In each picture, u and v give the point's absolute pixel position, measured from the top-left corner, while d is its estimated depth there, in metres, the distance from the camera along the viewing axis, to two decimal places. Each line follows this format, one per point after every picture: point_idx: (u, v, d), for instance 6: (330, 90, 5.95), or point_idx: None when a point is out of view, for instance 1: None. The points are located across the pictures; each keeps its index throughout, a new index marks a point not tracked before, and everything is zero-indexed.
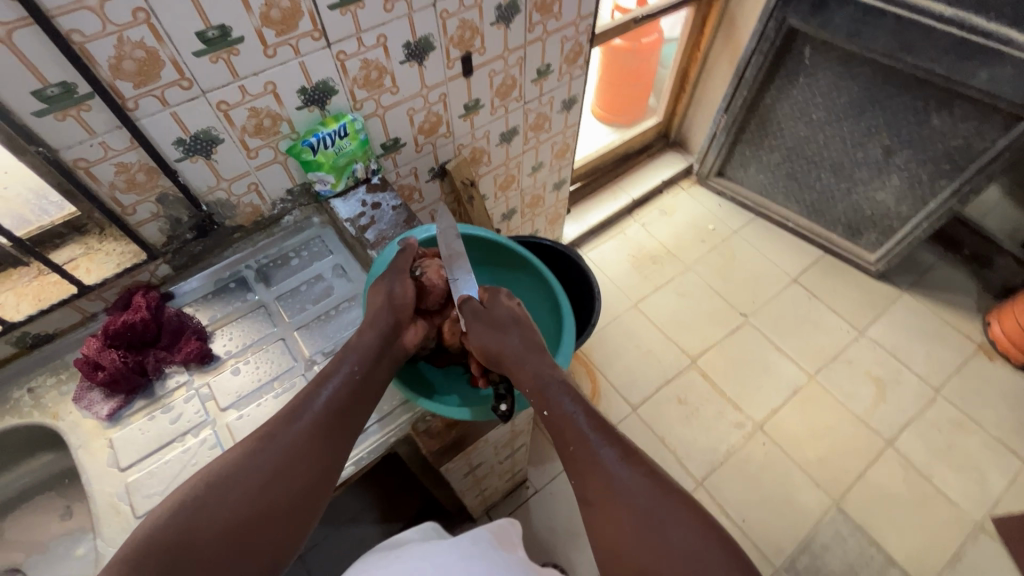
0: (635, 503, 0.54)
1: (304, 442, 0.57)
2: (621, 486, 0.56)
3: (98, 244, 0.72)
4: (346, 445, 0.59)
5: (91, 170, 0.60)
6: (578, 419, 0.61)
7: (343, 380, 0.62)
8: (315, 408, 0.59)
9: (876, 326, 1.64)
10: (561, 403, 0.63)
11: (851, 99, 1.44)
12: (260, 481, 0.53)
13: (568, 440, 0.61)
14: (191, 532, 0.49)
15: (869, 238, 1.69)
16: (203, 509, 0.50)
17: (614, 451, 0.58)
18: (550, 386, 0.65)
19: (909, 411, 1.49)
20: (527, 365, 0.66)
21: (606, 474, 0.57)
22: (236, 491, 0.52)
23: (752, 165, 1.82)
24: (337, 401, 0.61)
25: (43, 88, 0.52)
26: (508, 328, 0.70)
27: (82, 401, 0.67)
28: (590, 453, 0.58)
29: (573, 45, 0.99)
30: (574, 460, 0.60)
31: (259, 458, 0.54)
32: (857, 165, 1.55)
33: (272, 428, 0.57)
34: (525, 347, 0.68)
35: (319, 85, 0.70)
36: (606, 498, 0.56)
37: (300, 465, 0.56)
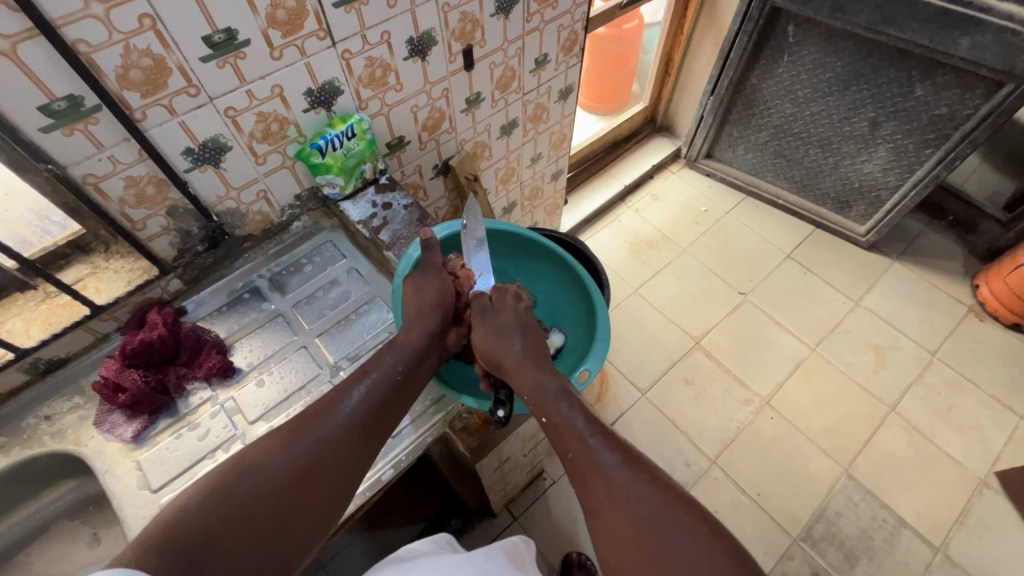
0: (638, 511, 0.52)
1: (339, 438, 0.56)
2: (622, 493, 0.53)
3: (105, 262, 0.70)
4: (375, 444, 0.59)
5: (100, 186, 0.58)
6: (577, 424, 0.60)
7: (380, 377, 0.62)
8: (352, 405, 0.59)
9: (870, 296, 1.68)
10: (559, 410, 0.62)
11: (836, 74, 1.46)
12: (292, 476, 0.52)
13: (567, 448, 0.59)
14: (221, 519, 0.47)
15: (858, 210, 1.72)
16: (236, 497, 0.49)
17: (615, 456, 0.56)
18: (548, 393, 0.64)
19: (908, 376, 1.53)
20: (526, 374, 0.66)
21: (606, 481, 0.55)
22: (269, 482, 0.51)
23: (740, 145, 1.84)
24: (374, 399, 0.60)
25: (49, 103, 0.50)
26: (511, 335, 0.72)
27: (104, 424, 0.65)
28: (589, 458, 0.57)
29: (570, 33, 0.99)
30: (574, 467, 0.58)
31: (293, 452, 0.53)
32: (844, 139, 1.58)
33: (306, 421, 0.56)
34: (526, 353, 0.69)
35: (325, 86, 0.69)
36: (606, 507, 0.54)
37: (332, 462, 0.55)
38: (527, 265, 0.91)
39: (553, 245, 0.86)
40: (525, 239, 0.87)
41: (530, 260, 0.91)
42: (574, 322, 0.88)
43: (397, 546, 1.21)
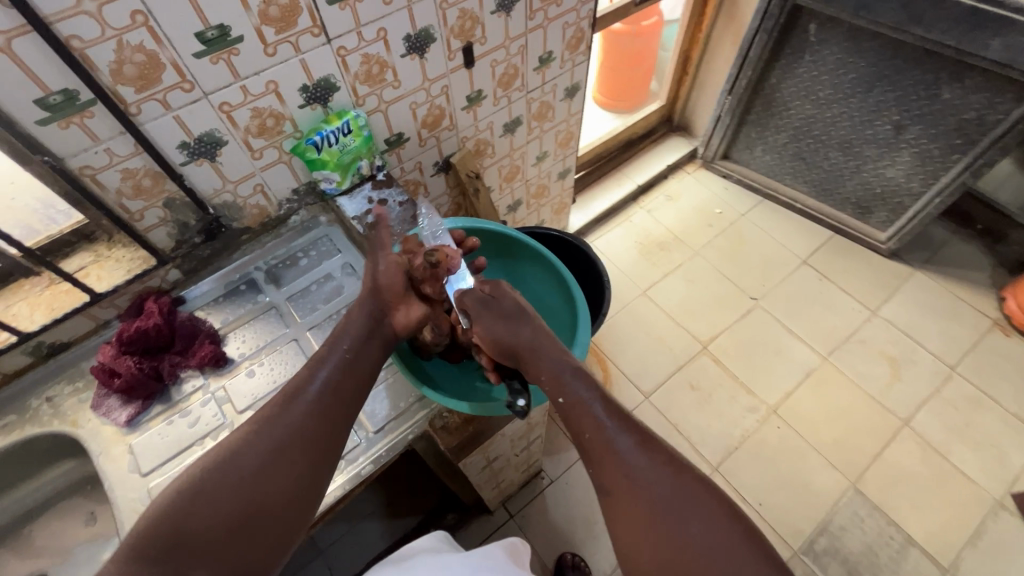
0: (652, 494, 0.54)
1: (300, 422, 0.56)
2: (636, 475, 0.55)
3: (107, 252, 0.72)
4: (341, 425, 0.58)
5: (97, 178, 0.60)
6: (593, 406, 0.60)
7: (339, 360, 0.61)
8: (311, 389, 0.58)
9: (889, 306, 1.62)
10: (575, 390, 0.62)
11: (859, 74, 1.41)
12: (259, 464, 0.53)
13: (583, 428, 0.60)
14: (191, 517, 0.49)
15: (879, 216, 1.66)
16: (201, 493, 0.50)
17: (631, 438, 0.58)
18: (563, 374, 0.63)
19: (924, 389, 1.47)
20: (541, 357, 0.64)
21: (620, 464, 0.56)
22: (236, 472, 0.52)
23: (758, 147, 1.79)
24: (334, 383, 0.60)
25: (45, 97, 0.51)
26: (519, 317, 0.67)
27: (100, 408, 0.67)
28: (605, 441, 0.58)
29: (575, 31, 0.97)
30: (590, 447, 0.59)
31: (256, 442, 0.54)
32: (866, 142, 1.53)
33: (267, 411, 0.56)
34: (536, 334, 0.66)
35: (321, 82, 0.70)
36: (621, 490, 0.56)
37: (299, 446, 0.55)
38: (514, 264, 0.91)
39: (539, 246, 0.85)
40: (512, 239, 0.87)
41: (514, 259, 0.90)
42: (556, 320, 0.86)
43: (393, 537, 1.23)
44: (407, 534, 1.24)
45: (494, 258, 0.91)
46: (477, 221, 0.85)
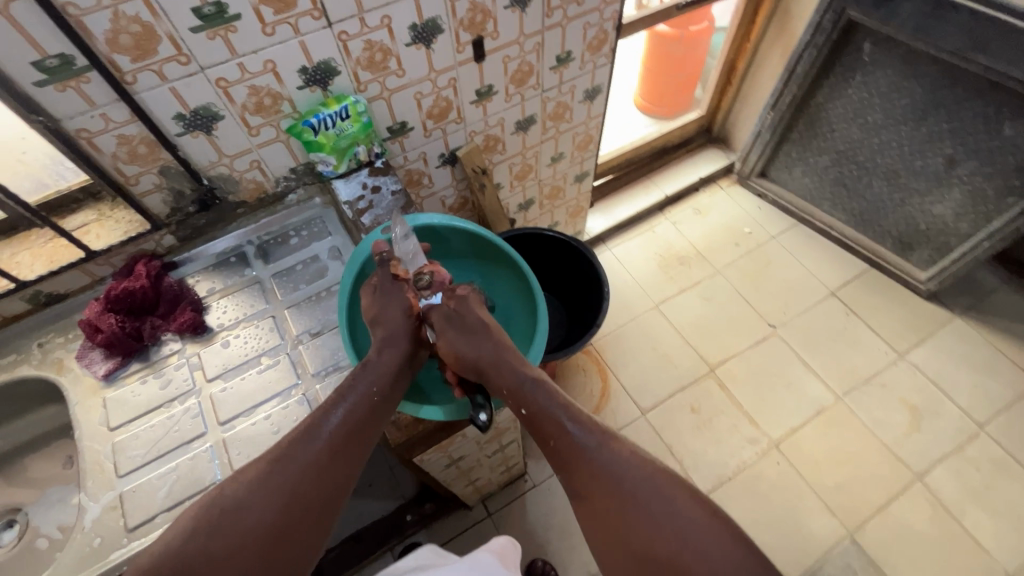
0: (622, 490, 0.57)
1: (315, 463, 0.59)
2: (607, 473, 0.59)
3: (109, 211, 0.76)
4: (349, 463, 0.62)
5: (93, 141, 0.62)
6: (554, 411, 0.64)
7: (354, 404, 0.63)
8: (326, 431, 0.60)
9: (918, 351, 1.52)
10: (537, 398, 0.66)
11: (913, 101, 1.32)
12: (278, 505, 0.56)
13: (548, 435, 0.64)
14: (214, 558, 0.51)
15: (921, 254, 1.55)
16: (222, 536, 0.52)
17: (596, 437, 0.61)
18: (527, 382, 0.67)
19: (945, 444, 1.37)
20: (503, 369, 0.68)
21: (589, 463, 0.60)
22: (255, 514, 0.54)
23: (798, 168, 1.70)
24: (348, 426, 0.61)
25: (42, 60, 0.54)
26: (486, 332, 0.72)
27: (84, 359, 0.71)
28: (571, 443, 0.62)
29: (597, 33, 0.94)
30: (558, 453, 0.63)
31: (274, 484, 0.56)
32: (914, 175, 1.43)
33: (284, 451, 0.58)
34: (501, 346, 0.71)
35: (320, 65, 0.70)
36: (596, 490, 0.59)
37: (313, 487, 0.58)
38: (492, 267, 0.88)
39: (511, 251, 0.81)
40: (486, 242, 0.83)
41: (488, 262, 0.88)
42: (522, 326, 0.85)
43: (369, 518, 1.25)
44: (383, 517, 1.26)
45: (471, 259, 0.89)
46: (454, 220, 0.78)
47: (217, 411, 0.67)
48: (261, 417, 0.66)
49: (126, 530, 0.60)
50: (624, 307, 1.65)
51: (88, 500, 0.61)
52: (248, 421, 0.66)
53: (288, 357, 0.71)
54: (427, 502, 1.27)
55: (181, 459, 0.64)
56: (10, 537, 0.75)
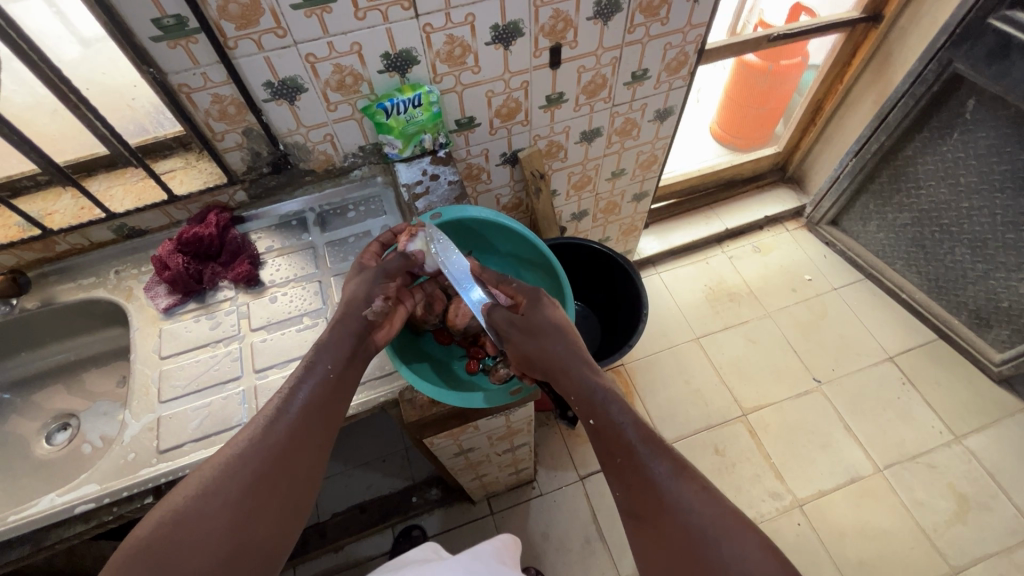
0: (687, 526, 0.49)
1: (283, 442, 0.56)
2: (674, 507, 0.50)
3: (195, 161, 0.83)
4: (317, 441, 0.58)
5: (191, 96, 0.69)
6: (625, 430, 0.56)
7: (318, 380, 0.60)
8: (292, 412, 0.57)
9: (977, 436, 1.40)
10: (608, 413, 0.57)
11: (1014, 168, 1.22)
12: (245, 485, 0.52)
13: (615, 451, 0.56)
14: (180, 547, 0.48)
15: (999, 333, 1.43)
16: (187, 523, 0.49)
17: (667, 463, 0.53)
18: (598, 394, 0.59)
19: (992, 543, 1.25)
20: (572, 373, 0.61)
21: (652, 488, 0.52)
22: (222, 496, 0.51)
23: (873, 221, 1.61)
24: (312, 404, 0.59)
25: (160, 18, 0.60)
26: (559, 335, 0.64)
27: (149, 291, 0.78)
28: (639, 469, 0.53)
29: (678, 54, 0.94)
30: (623, 475, 0.55)
31: (240, 467, 0.53)
32: (1003, 247, 1.31)
33: (250, 436, 0.55)
34: (568, 342, 0.63)
35: (402, 53, 0.73)
36: (658, 519, 0.51)
37: (279, 467, 0.55)
38: (528, 271, 0.88)
39: (553, 258, 0.81)
40: (530, 246, 0.83)
41: (531, 270, 0.88)
42: None
43: (377, 491, 1.30)
44: (390, 493, 1.30)
45: (508, 259, 0.89)
46: (505, 218, 0.79)
47: (254, 359, 0.72)
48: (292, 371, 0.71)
49: (158, 452, 0.65)
50: (663, 334, 1.62)
51: (130, 416, 0.67)
52: (280, 373, 0.70)
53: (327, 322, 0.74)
54: (433, 488, 1.30)
55: (216, 397, 0.69)
56: (62, 438, 0.83)
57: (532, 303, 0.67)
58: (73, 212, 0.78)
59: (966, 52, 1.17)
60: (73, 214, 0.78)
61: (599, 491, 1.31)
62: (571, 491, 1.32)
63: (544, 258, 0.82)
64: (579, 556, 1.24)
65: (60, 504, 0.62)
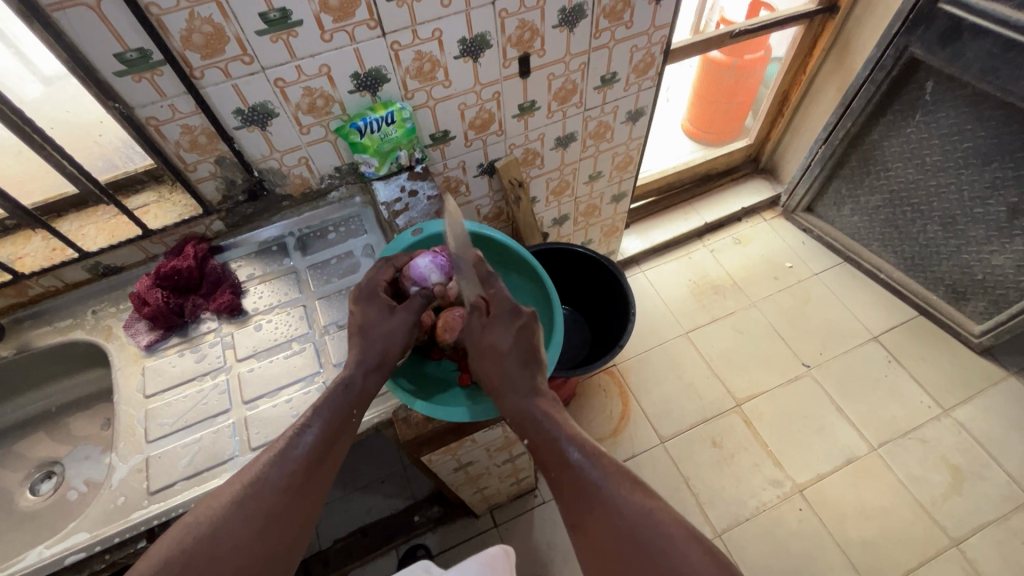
0: (619, 524, 0.50)
1: (292, 482, 0.54)
2: (609, 509, 0.52)
3: (168, 194, 0.81)
4: (323, 481, 0.57)
5: (160, 129, 0.68)
6: (560, 441, 0.58)
7: (327, 419, 0.59)
8: (302, 450, 0.56)
9: (965, 408, 1.43)
10: (543, 429, 0.59)
11: (976, 145, 1.26)
12: (255, 528, 0.51)
13: (550, 466, 0.57)
14: None
15: (976, 305, 1.47)
16: (198, 565, 0.48)
17: (600, 471, 0.54)
18: (536, 415, 0.60)
19: (988, 512, 1.28)
20: (511, 393, 0.63)
21: (587, 496, 0.53)
22: (231, 539, 0.50)
23: (847, 206, 1.65)
24: (321, 442, 0.58)
25: (123, 52, 0.59)
26: (515, 356, 0.64)
27: (129, 328, 0.76)
28: (573, 476, 0.55)
29: (645, 56, 0.95)
30: (559, 485, 0.57)
31: (250, 508, 0.52)
32: (973, 222, 1.35)
33: (256, 475, 0.54)
34: (518, 364, 0.64)
35: (371, 72, 0.74)
36: (592, 522, 0.52)
37: (289, 508, 0.53)
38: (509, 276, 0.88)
39: (537, 264, 0.82)
40: (509, 253, 0.84)
41: (510, 272, 0.88)
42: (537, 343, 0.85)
43: (378, 513, 1.28)
44: (391, 514, 1.28)
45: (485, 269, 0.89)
46: (484, 228, 0.81)
47: (242, 390, 0.70)
48: (283, 399, 0.69)
49: (148, 493, 0.63)
50: (653, 332, 1.63)
51: (118, 458, 0.66)
52: (270, 403, 0.69)
53: (314, 346, 0.74)
54: (436, 506, 1.28)
55: (205, 432, 0.67)
56: (46, 487, 0.80)
57: (498, 320, 0.66)
58: (45, 254, 0.76)
59: (921, 36, 1.21)
60: (45, 256, 0.76)
61: None
62: None
63: (526, 263, 0.84)
64: None
65: (49, 556, 0.60)
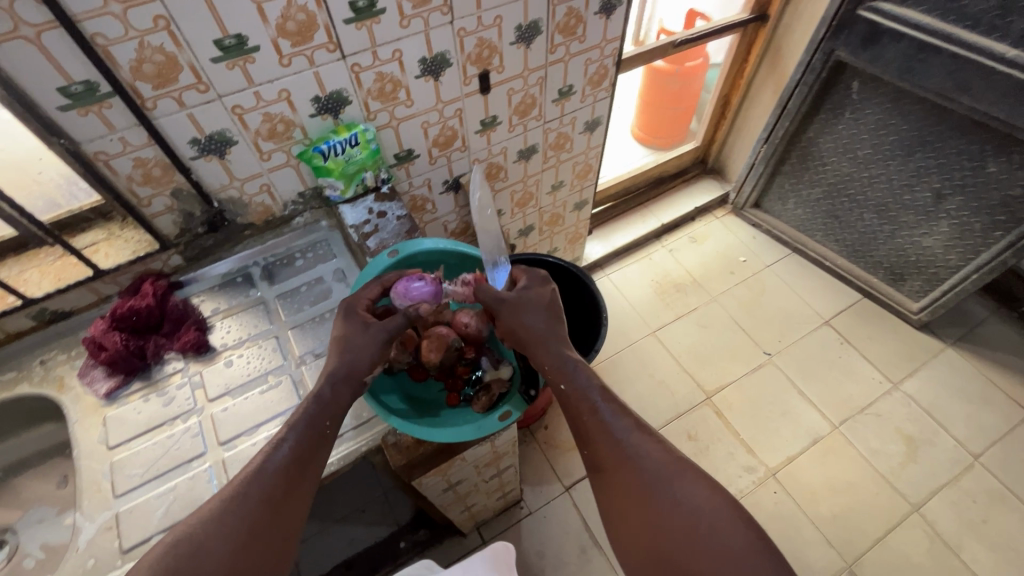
0: (640, 468, 0.56)
1: (272, 496, 0.53)
2: (633, 455, 0.57)
3: (119, 231, 0.77)
4: (306, 490, 0.56)
5: (110, 163, 0.64)
6: (590, 391, 0.61)
7: (304, 432, 0.57)
8: (278, 463, 0.54)
9: (912, 381, 1.53)
10: (574, 379, 0.62)
11: (900, 138, 1.36)
12: (237, 542, 0.50)
13: (580, 414, 0.61)
14: None
15: (913, 285, 1.58)
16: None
17: (625, 420, 0.59)
18: (568, 364, 0.63)
19: (941, 476, 1.37)
20: (548, 347, 0.65)
21: (613, 442, 0.58)
22: (213, 555, 0.49)
23: (791, 199, 1.75)
24: (300, 454, 0.56)
25: (67, 86, 0.56)
26: (546, 312, 0.68)
27: (84, 377, 0.71)
28: (600, 424, 0.59)
29: (599, 68, 0.98)
30: (586, 432, 0.61)
31: (231, 521, 0.51)
32: (904, 207, 1.46)
33: (234, 487, 0.52)
34: (549, 319, 0.67)
35: (333, 95, 0.72)
36: (616, 467, 0.57)
37: (270, 522, 0.52)
38: None
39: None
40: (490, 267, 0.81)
41: None
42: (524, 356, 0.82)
43: (362, 544, 1.23)
44: (375, 543, 1.24)
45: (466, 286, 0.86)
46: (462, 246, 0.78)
47: (217, 431, 0.67)
48: (262, 437, 0.66)
49: (121, 552, 0.59)
50: (622, 333, 1.66)
51: (83, 519, 0.61)
52: (248, 442, 0.66)
53: (291, 378, 0.71)
54: (421, 530, 1.25)
55: (180, 479, 0.64)
56: None
57: (532, 282, 0.70)
58: None
59: (845, 40, 1.31)
60: None
61: (586, 497, 1.32)
62: (559, 503, 1.32)
63: None
64: (577, 567, 1.23)
65: None
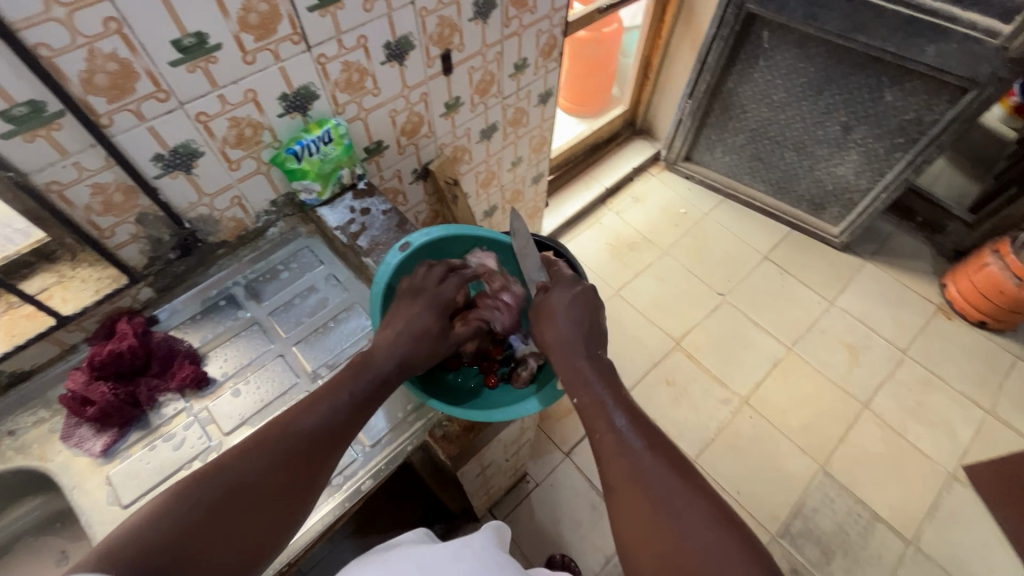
0: (648, 492, 0.48)
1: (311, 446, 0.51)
2: (643, 475, 0.50)
3: (70, 271, 0.67)
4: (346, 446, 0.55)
5: (65, 194, 0.57)
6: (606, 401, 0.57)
7: (354, 398, 0.56)
8: (327, 418, 0.53)
9: (844, 296, 1.72)
10: (590, 388, 0.59)
11: (808, 79, 1.50)
12: (275, 477, 0.48)
13: (591, 424, 0.57)
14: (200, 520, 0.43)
15: (833, 212, 1.76)
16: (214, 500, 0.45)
17: (641, 436, 0.53)
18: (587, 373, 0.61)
19: (880, 373, 1.57)
20: (564, 349, 0.64)
21: (625, 456, 0.52)
22: (249, 485, 0.47)
23: (718, 148, 1.86)
24: (350, 412, 0.55)
25: (9, 108, 0.48)
26: (576, 320, 0.66)
27: (71, 438, 0.63)
28: (612, 435, 0.54)
29: (548, 38, 0.99)
30: (597, 444, 0.55)
31: (274, 455, 0.49)
32: (818, 142, 1.61)
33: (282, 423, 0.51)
34: (574, 327, 0.66)
35: (300, 90, 0.68)
36: (620, 487, 0.50)
37: (309, 466, 0.51)
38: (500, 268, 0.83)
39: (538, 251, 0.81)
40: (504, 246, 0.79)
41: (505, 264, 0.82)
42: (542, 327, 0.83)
43: None
44: None
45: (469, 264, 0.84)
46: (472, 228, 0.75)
47: None
48: None
49: None
50: None
51: None
52: None
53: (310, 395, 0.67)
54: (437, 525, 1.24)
55: None
56: None
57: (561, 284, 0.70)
58: None
59: None
60: None
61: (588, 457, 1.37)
62: (564, 469, 1.36)
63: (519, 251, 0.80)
64: (591, 523, 1.29)
65: None
